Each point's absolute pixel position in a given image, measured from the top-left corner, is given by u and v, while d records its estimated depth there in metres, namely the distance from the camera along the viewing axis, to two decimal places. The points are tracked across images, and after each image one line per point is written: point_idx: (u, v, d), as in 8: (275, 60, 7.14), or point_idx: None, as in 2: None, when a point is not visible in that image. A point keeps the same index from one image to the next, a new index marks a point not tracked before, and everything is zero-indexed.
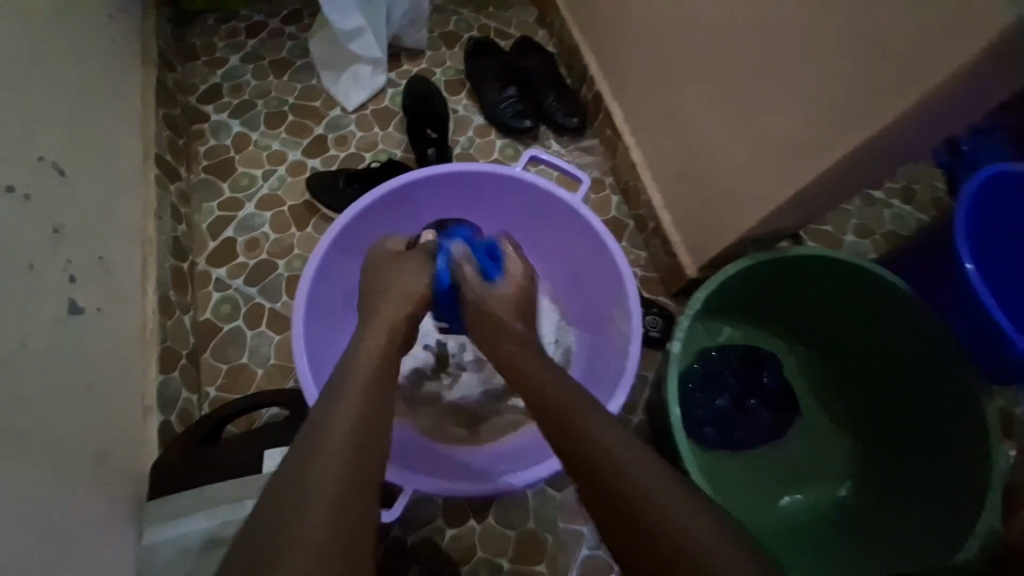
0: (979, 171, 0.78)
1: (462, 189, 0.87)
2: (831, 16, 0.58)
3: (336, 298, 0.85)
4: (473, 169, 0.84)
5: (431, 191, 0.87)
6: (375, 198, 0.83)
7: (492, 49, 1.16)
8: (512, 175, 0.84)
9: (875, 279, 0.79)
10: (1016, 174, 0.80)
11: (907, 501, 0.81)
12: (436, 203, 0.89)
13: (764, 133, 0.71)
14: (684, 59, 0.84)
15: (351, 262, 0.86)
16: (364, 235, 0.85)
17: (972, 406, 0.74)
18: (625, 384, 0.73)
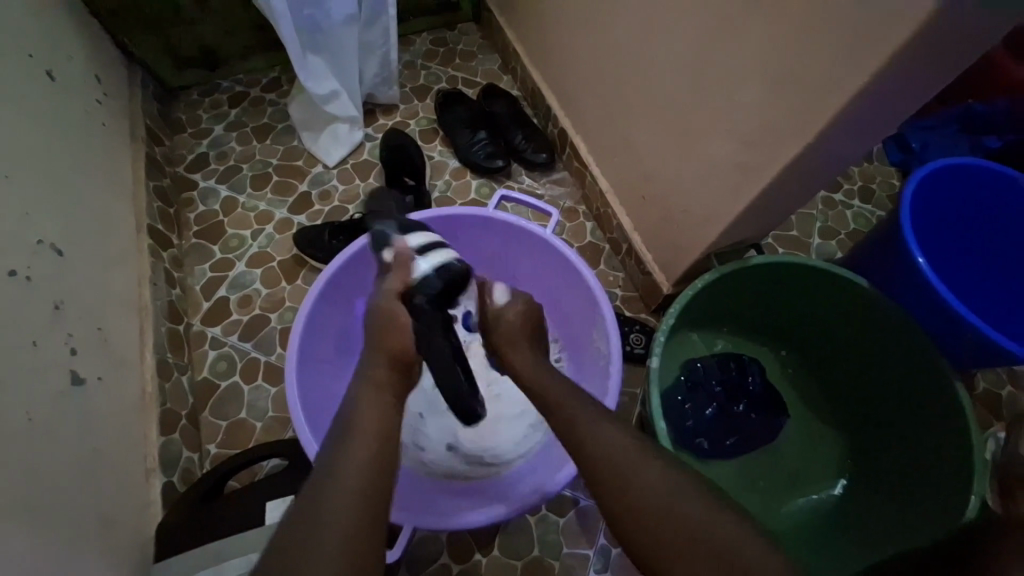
0: (922, 167, 0.83)
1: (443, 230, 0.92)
2: (753, 47, 0.65)
3: (326, 347, 0.88)
4: (445, 213, 0.89)
5: None
6: (358, 247, 0.87)
7: (459, 99, 1.24)
8: (484, 214, 0.89)
9: (836, 279, 0.84)
10: (957, 168, 0.84)
11: (902, 489, 0.82)
12: None
13: (711, 153, 0.77)
14: (632, 94, 0.91)
15: (338, 311, 0.90)
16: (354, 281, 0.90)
17: (946, 389, 0.77)
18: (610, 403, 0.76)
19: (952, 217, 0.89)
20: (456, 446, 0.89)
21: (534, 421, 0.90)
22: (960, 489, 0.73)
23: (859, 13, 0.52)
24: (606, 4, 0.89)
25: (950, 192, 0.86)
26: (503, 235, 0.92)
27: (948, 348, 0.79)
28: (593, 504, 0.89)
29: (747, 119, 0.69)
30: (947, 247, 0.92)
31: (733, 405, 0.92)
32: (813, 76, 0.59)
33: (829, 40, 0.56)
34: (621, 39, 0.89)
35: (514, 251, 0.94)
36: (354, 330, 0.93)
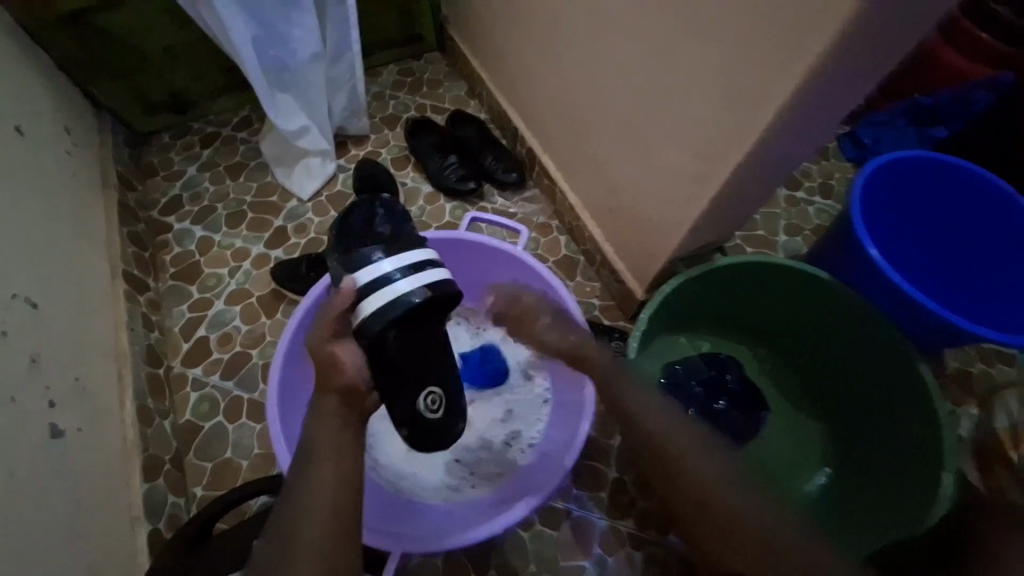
0: (869, 163, 0.88)
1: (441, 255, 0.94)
2: (700, 62, 0.69)
3: (306, 379, 0.89)
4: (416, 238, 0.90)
5: None
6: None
7: (429, 126, 1.27)
8: (455, 237, 0.92)
9: (799, 274, 0.87)
10: (901, 162, 0.89)
11: (881, 472, 0.85)
12: None
13: (667, 164, 0.81)
14: (590, 112, 0.95)
15: None
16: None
17: (912, 371, 0.79)
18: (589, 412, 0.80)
19: (884, 217, 0.94)
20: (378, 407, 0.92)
21: (414, 473, 0.87)
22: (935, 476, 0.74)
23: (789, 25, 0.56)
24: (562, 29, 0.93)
25: (899, 185, 0.91)
26: (474, 255, 0.94)
27: (912, 330, 0.81)
28: (586, 516, 0.90)
29: (699, 129, 0.73)
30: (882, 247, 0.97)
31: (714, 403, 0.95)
32: (756, 85, 0.63)
33: (767, 51, 0.60)
34: (577, 60, 0.92)
35: (490, 273, 0.96)
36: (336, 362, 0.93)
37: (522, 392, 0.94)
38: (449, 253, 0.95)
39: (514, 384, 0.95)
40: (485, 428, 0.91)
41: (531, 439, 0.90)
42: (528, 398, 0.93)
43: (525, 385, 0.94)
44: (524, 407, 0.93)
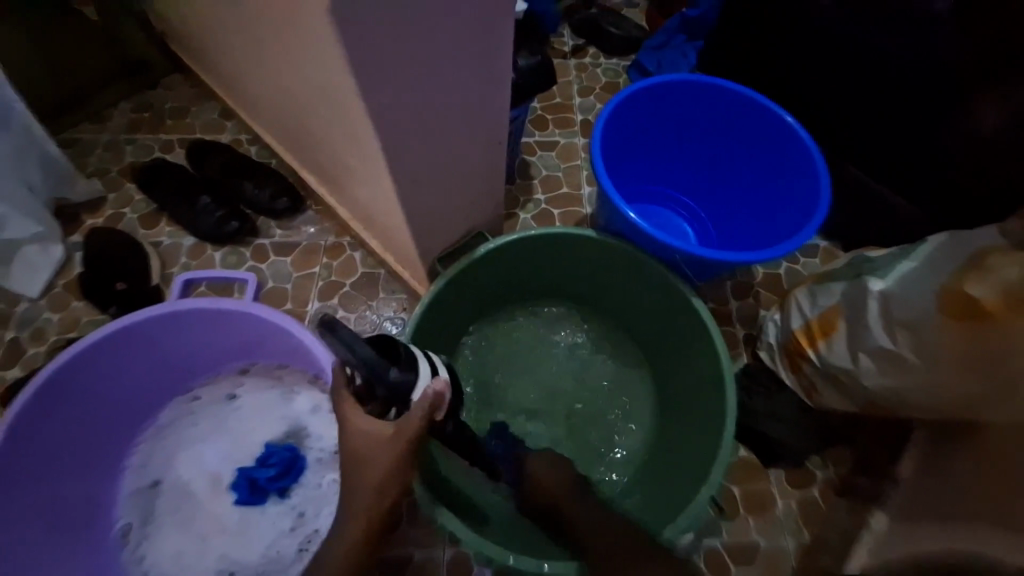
0: (617, 95, 0.80)
1: (215, 320, 0.82)
2: (327, 74, 0.55)
3: (46, 500, 0.79)
4: (127, 322, 0.78)
5: (100, 360, 0.80)
6: (80, 352, 0.77)
7: (168, 168, 1.08)
8: (179, 309, 0.80)
9: (566, 239, 0.82)
10: (652, 88, 0.81)
11: (684, 414, 0.83)
12: (123, 369, 0.82)
13: (370, 170, 0.67)
14: (300, 119, 0.79)
15: (50, 458, 0.79)
16: (79, 409, 0.80)
17: (687, 307, 0.79)
18: None
19: (635, 151, 0.89)
20: (163, 486, 0.85)
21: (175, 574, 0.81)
22: (719, 429, 0.72)
23: (357, 17, 0.44)
24: (235, 22, 0.74)
25: (658, 110, 0.84)
26: (213, 321, 0.82)
27: (682, 267, 0.82)
28: (428, 556, 0.82)
29: (372, 150, 0.60)
30: (644, 181, 0.94)
31: (547, 366, 0.92)
32: (398, 82, 0.53)
33: (371, 54, 0.48)
34: (265, 56, 0.74)
35: (236, 334, 0.85)
36: (92, 465, 0.84)
37: (313, 485, 0.85)
38: (182, 326, 0.83)
39: (311, 476, 0.85)
40: (267, 529, 0.83)
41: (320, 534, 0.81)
42: (319, 493, 0.84)
43: (318, 480, 0.85)
44: (315, 505, 0.83)
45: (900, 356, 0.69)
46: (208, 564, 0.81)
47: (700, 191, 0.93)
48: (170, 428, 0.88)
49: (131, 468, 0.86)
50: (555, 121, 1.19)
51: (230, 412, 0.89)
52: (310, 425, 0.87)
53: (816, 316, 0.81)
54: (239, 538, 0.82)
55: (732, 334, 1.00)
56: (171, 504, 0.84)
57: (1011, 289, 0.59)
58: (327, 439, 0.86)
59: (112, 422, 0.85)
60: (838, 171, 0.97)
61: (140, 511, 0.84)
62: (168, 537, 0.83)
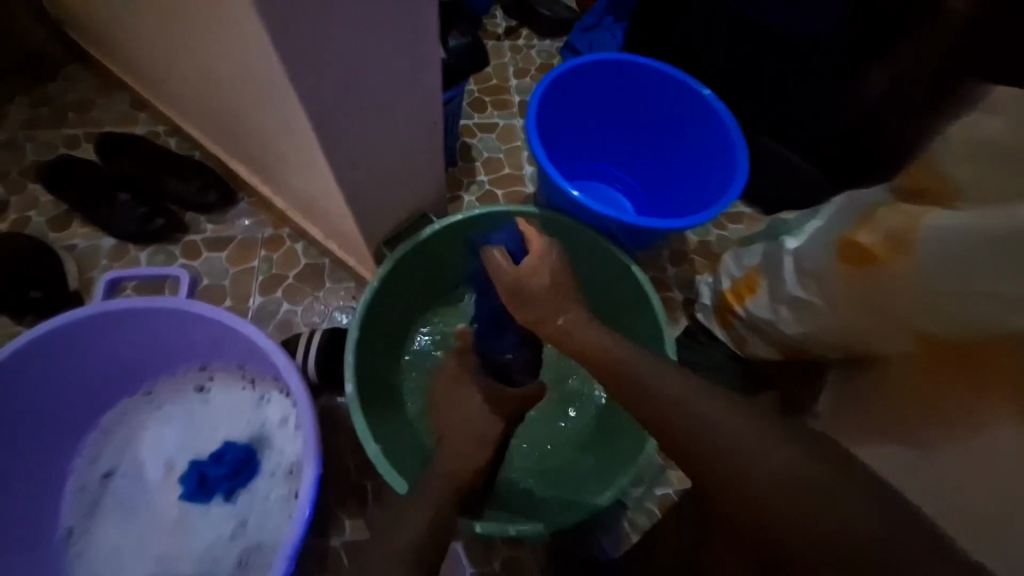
0: (549, 73, 0.82)
1: (182, 321, 0.78)
2: (252, 53, 0.53)
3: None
4: (72, 319, 0.74)
5: (42, 356, 0.75)
6: (22, 348, 0.72)
7: (77, 164, 0.99)
8: (129, 308, 0.75)
9: (519, 216, 0.84)
10: (582, 66, 0.84)
11: None
12: (66, 367, 0.77)
13: (304, 154, 0.66)
14: (225, 104, 0.76)
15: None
16: (19, 406, 0.75)
17: (626, 273, 0.84)
18: (313, 456, 0.69)
19: (571, 129, 0.93)
20: (113, 479, 0.82)
21: (112, 574, 0.78)
22: None
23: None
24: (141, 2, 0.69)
25: (590, 88, 0.88)
26: (166, 320, 0.78)
27: (620, 237, 0.87)
28: None
29: (303, 131, 0.59)
30: (582, 159, 0.99)
31: None
32: (324, 62, 0.52)
33: (295, 33, 0.47)
34: (179, 40, 0.70)
35: (189, 334, 0.81)
36: (31, 466, 0.78)
37: (262, 494, 0.81)
38: (133, 325, 0.78)
39: (261, 484, 0.82)
40: (208, 533, 0.80)
41: (266, 546, 0.79)
42: (269, 502, 0.81)
43: (271, 491, 0.82)
44: (259, 515, 0.80)
45: (808, 302, 0.78)
46: (144, 567, 0.78)
47: (635, 166, 0.99)
48: (128, 421, 0.85)
49: (79, 460, 0.82)
50: (493, 104, 1.21)
51: (194, 409, 0.86)
52: (276, 436, 0.84)
53: (742, 276, 0.90)
54: (179, 543, 0.79)
55: (671, 298, 1.07)
56: (116, 499, 0.81)
57: (891, 235, 0.67)
58: (289, 452, 0.83)
59: (55, 420, 0.80)
60: (755, 141, 1.05)
61: (82, 505, 0.80)
62: (108, 533, 0.80)
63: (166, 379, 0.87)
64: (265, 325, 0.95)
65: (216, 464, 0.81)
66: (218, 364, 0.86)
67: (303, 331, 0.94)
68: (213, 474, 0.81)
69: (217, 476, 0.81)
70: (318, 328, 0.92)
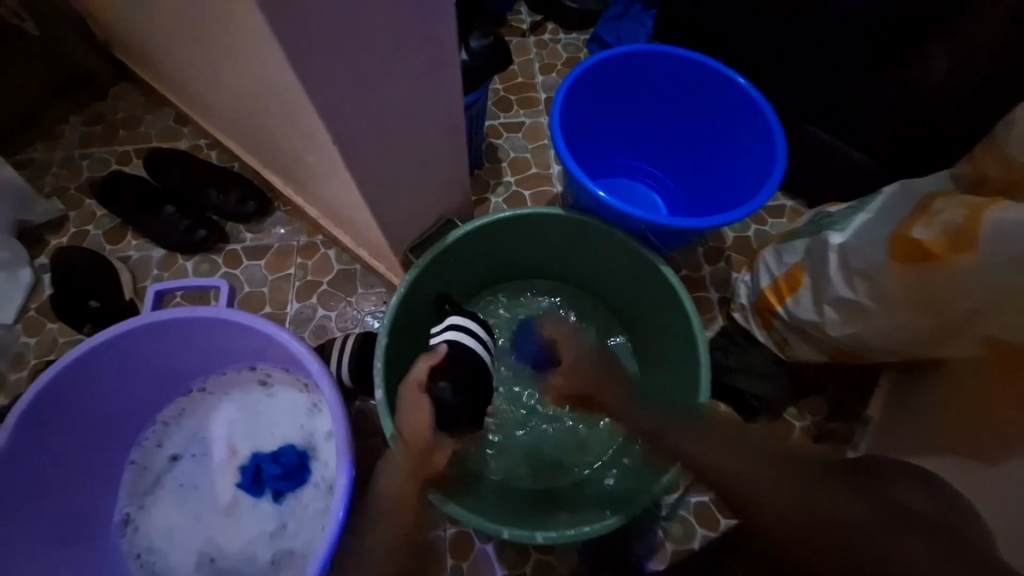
0: (573, 70, 0.80)
1: (238, 329, 0.81)
2: (273, 71, 0.54)
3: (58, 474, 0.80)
4: (144, 320, 0.79)
5: (117, 352, 0.80)
6: (100, 343, 0.78)
7: (128, 180, 1.05)
8: (193, 315, 0.80)
9: (554, 219, 0.82)
10: (607, 61, 0.82)
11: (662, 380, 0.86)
12: (137, 362, 0.83)
13: (328, 167, 0.67)
14: (254, 119, 0.78)
15: (67, 434, 0.80)
16: (96, 392, 0.81)
17: (658, 274, 0.81)
18: (346, 465, 0.71)
19: (597, 126, 0.90)
20: (178, 462, 0.87)
21: (164, 554, 0.83)
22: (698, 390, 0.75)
23: (292, 11, 0.44)
24: (173, 25, 0.72)
25: (617, 82, 0.85)
26: (221, 327, 0.82)
27: (651, 236, 0.84)
28: (430, 536, 0.85)
29: (327, 145, 0.60)
30: (607, 157, 0.96)
31: None
32: (340, 77, 0.52)
33: (312, 52, 0.48)
34: (209, 59, 0.72)
35: (244, 342, 0.84)
36: (104, 445, 0.85)
37: (303, 506, 0.84)
38: (197, 329, 0.82)
39: (305, 491, 0.85)
40: (250, 530, 0.83)
41: (300, 557, 0.81)
42: (309, 514, 0.83)
43: (314, 503, 0.84)
44: (299, 523, 0.83)
45: (857, 303, 0.72)
46: (191, 553, 0.83)
47: (665, 160, 0.95)
48: (191, 412, 0.90)
49: (148, 443, 0.88)
50: (519, 102, 1.19)
51: (251, 408, 0.89)
52: (322, 448, 0.86)
53: (783, 274, 0.84)
54: (224, 536, 0.83)
55: (707, 298, 1.02)
56: (177, 481, 0.86)
57: (951, 228, 0.61)
58: (333, 465, 0.85)
59: (126, 408, 0.86)
60: (796, 129, 0.98)
61: (145, 483, 0.86)
62: (165, 512, 0.85)
63: (229, 376, 0.90)
64: (301, 331, 0.98)
65: (266, 467, 0.85)
66: (270, 369, 0.89)
67: (337, 335, 0.97)
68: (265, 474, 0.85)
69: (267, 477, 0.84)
70: (351, 333, 0.94)
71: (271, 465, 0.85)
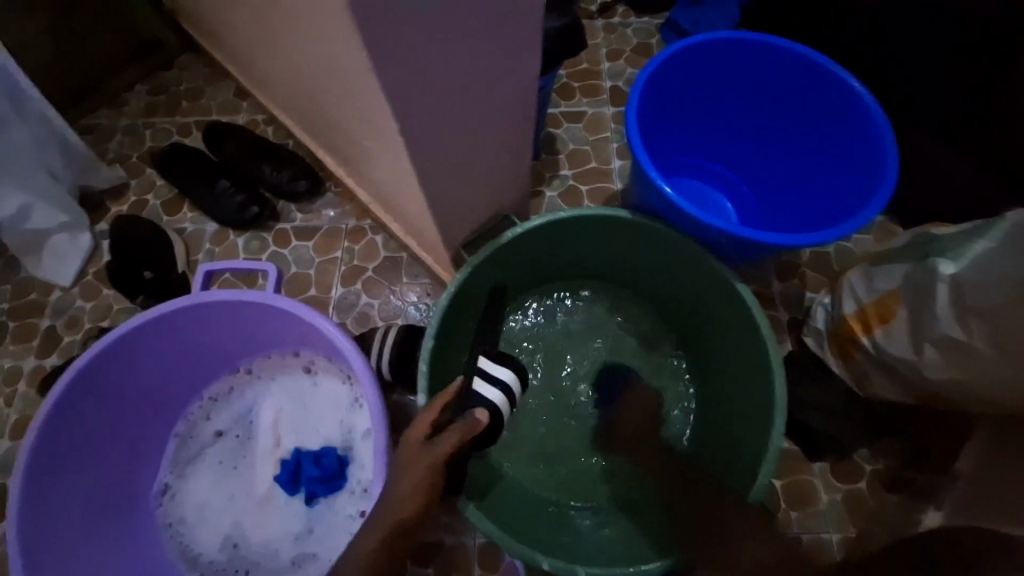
0: (654, 58, 0.72)
1: (287, 316, 0.80)
2: (340, 50, 0.50)
3: (107, 437, 0.82)
4: (198, 298, 0.79)
5: (170, 326, 0.81)
6: (155, 317, 0.78)
7: (186, 151, 1.06)
8: (244, 298, 0.79)
9: (620, 224, 0.76)
10: (693, 49, 0.73)
11: (722, 409, 0.79)
12: (188, 337, 0.83)
13: (387, 154, 0.63)
14: (312, 97, 0.75)
15: (119, 400, 0.82)
16: (148, 363, 0.83)
17: (731, 295, 0.73)
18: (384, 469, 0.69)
19: (672, 121, 0.82)
20: (221, 439, 0.88)
21: (196, 530, 0.84)
22: (767, 427, 0.68)
23: None
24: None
25: (702, 73, 0.76)
26: (270, 312, 0.81)
27: (725, 249, 0.76)
28: (459, 541, 0.82)
29: (390, 132, 0.56)
30: (681, 153, 0.87)
31: (583, 340, 0.90)
32: (410, 61, 0.47)
33: (384, 32, 0.43)
34: (272, 32, 0.69)
35: (291, 329, 0.83)
36: (151, 414, 0.86)
37: (333, 512, 0.83)
38: (247, 312, 0.82)
39: (337, 495, 0.83)
40: (278, 524, 0.83)
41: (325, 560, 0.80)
42: (339, 519, 0.82)
43: (344, 509, 0.82)
44: (327, 527, 0.82)
45: (969, 347, 0.62)
46: (220, 534, 0.83)
47: (745, 164, 0.86)
48: (236, 392, 0.90)
49: (193, 415, 0.89)
50: (582, 90, 1.11)
51: (294, 396, 0.89)
52: (359, 448, 0.85)
53: (873, 301, 0.75)
54: (254, 523, 0.84)
55: (775, 318, 0.93)
56: (217, 458, 0.87)
57: None
58: (368, 473, 0.83)
59: (175, 380, 0.87)
60: (900, 137, 0.87)
61: (187, 455, 0.87)
62: (202, 487, 0.86)
63: (276, 361, 0.89)
64: (344, 317, 0.97)
65: (303, 462, 0.84)
66: (314, 358, 0.88)
67: (379, 325, 0.95)
68: (301, 467, 0.84)
69: (304, 470, 0.83)
70: (393, 324, 0.92)
71: (307, 460, 0.84)
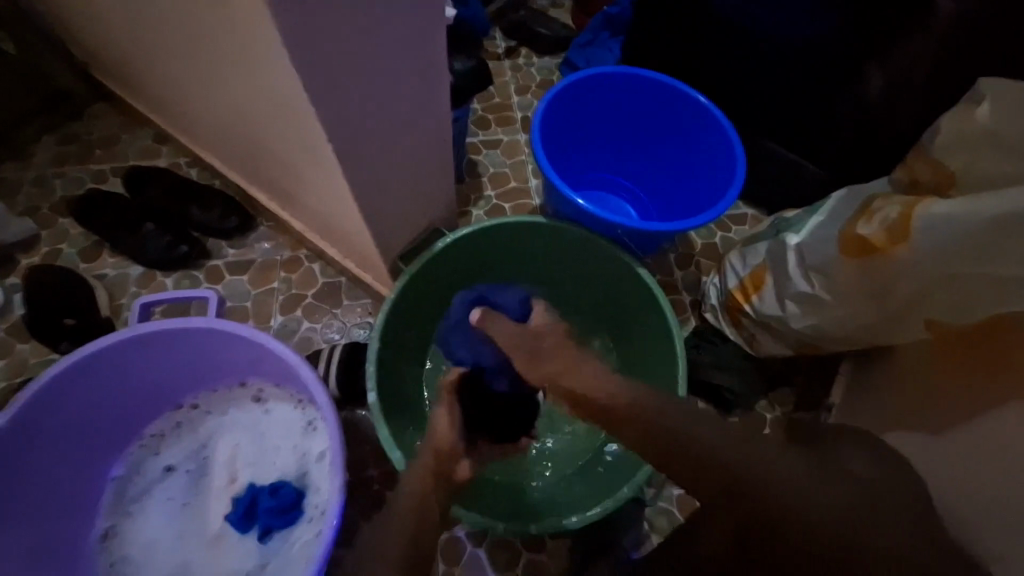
0: (550, 89, 0.86)
1: (232, 342, 0.82)
2: (274, 85, 0.57)
3: (42, 484, 0.79)
4: (138, 332, 0.79)
5: (108, 363, 0.80)
6: (92, 354, 0.77)
7: (105, 197, 1.05)
8: (187, 328, 0.80)
9: (540, 228, 0.87)
10: (581, 81, 0.88)
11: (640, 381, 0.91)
12: (128, 374, 0.82)
13: (321, 176, 0.70)
14: (245, 133, 0.81)
15: (54, 444, 0.79)
16: (86, 403, 0.81)
17: (636, 279, 0.86)
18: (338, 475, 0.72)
19: (573, 141, 0.96)
20: (170, 474, 0.86)
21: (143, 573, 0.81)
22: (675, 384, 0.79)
23: (298, 30, 0.47)
24: (167, 45, 0.75)
25: (591, 100, 0.91)
26: (214, 340, 0.82)
27: (626, 242, 0.89)
28: None
29: (323, 154, 0.63)
30: (585, 167, 1.01)
31: None
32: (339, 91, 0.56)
33: (314, 67, 0.51)
34: (202, 77, 0.75)
35: (237, 356, 0.84)
36: (89, 456, 0.84)
37: (289, 543, 0.81)
38: (190, 343, 0.82)
39: (294, 524, 0.82)
40: (231, 561, 0.81)
41: None
42: (296, 549, 0.81)
43: (301, 536, 0.81)
44: (283, 560, 0.81)
45: (815, 296, 0.79)
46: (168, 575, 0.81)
47: (638, 173, 1.02)
48: (183, 427, 0.89)
49: (138, 453, 0.87)
50: (496, 121, 1.25)
51: (245, 426, 0.88)
52: (314, 473, 0.85)
53: (748, 274, 0.91)
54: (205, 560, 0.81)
55: (681, 301, 1.08)
56: (166, 495, 0.85)
57: (892, 225, 0.68)
58: (325, 497, 0.83)
59: (115, 419, 0.85)
60: (753, 143, 1.07)
61: (132, 493, 0.85)
62: (149, 526, 0.83)
63: (224, 392, 0.90)
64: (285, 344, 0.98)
65: (257, 492, 0.83)
66: (261, 384, 0.89)
67: (323, 347, 0.98)
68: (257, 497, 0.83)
69: (258, 500, 0.82)
70: (338, 344, 0.95)
71: (261, 491, 0.83)
